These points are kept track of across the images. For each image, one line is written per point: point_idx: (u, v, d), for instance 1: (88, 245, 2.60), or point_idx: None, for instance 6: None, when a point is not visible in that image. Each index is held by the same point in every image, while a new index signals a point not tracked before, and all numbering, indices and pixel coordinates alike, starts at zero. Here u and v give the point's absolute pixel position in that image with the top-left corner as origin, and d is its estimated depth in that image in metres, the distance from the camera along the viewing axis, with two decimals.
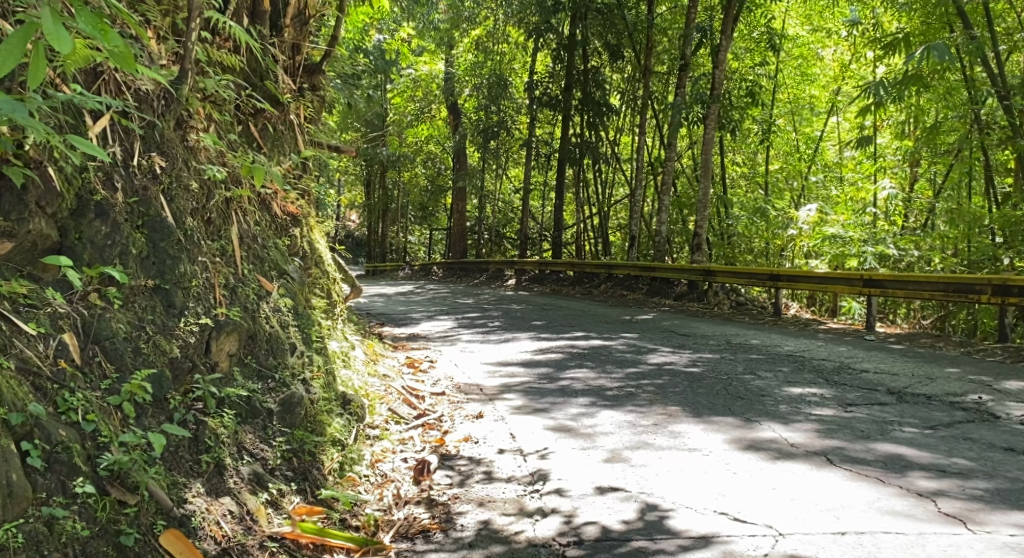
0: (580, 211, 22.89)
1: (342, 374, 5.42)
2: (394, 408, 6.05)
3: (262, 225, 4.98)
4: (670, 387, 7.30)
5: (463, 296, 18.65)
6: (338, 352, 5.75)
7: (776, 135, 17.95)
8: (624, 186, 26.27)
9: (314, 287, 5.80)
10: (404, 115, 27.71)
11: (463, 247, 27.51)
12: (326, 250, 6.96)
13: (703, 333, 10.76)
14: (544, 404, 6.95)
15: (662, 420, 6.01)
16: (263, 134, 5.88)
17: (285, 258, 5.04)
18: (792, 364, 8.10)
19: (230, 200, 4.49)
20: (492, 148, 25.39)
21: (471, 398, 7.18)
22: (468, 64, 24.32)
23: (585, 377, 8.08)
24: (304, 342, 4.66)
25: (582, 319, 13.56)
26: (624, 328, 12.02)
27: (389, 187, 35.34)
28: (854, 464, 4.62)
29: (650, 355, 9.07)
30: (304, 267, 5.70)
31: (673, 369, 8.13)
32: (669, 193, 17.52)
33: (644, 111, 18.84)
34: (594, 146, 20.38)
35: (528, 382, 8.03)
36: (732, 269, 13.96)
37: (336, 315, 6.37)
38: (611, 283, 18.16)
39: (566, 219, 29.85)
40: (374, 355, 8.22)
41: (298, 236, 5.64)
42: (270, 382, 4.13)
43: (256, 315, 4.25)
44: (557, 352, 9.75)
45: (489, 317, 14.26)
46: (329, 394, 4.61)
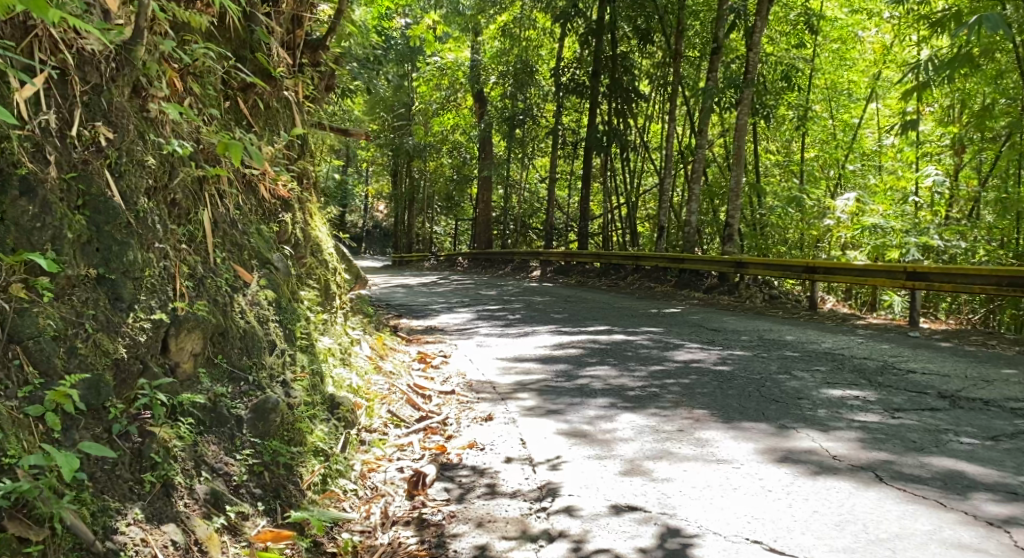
0: (608, 201, 22.32)
1: (335, 373, 4.94)
2: (395, 410, 5.57)
3: (243, 209, 4.51)
4: (697, 387, 6.74)
5: (486, 287, 18.16)
6: (333, 348, 5.27)
7: (812, 121, 17.23)
8: (654, 175, 25.59)
9: (307, 279, 5.32)
10: (429, 103, 27.26)
11: (488, 237, 27.01)
12: (327, 239, 6.51)
13: (735, 328, 10.17)
14: (559, 406, 6.44)
15: (689, 425, 5.48)
16: (253, 111, 5.42)
17: (270, 247, 4.56)
18: (831, 362, 7.51)
19: (204, 180, 4.03)
20: (518, 137, 24.83)
21: (482, 397, 6.69)
22: (494, 50, 23.77)
23: (606, 375, 7.55)
24: (287, 339, 4.18)
25: (607, 312, 13.00)
26: (650, 323, 11.45)
27: (415, 177, 34.92)
28: (907, 483, 4.05)
29: (677, 352, 8.52)
30: (297, 257, 5.23)
31: (701, 367, 7.57)
32: (699, 181, 16.89)
33: (675, 96, 18.20)
34: (622, 134, 19.77)
35: (544, 380, 7.52)
36: (765, 261, 13.32)
37: (334, 309, 5.91)
38: (639, 275, 17.57)
39: (594, 209, 29.27)
40: (382, 351, 7.75)
41: (289, 222, 5.17)
42: (243, 385, 3.67)
43: (228, 310, 3.78)
44: (578, 347, 9.22)
45: (510, 309, 13.76)
46: (313, 398, 4.13)
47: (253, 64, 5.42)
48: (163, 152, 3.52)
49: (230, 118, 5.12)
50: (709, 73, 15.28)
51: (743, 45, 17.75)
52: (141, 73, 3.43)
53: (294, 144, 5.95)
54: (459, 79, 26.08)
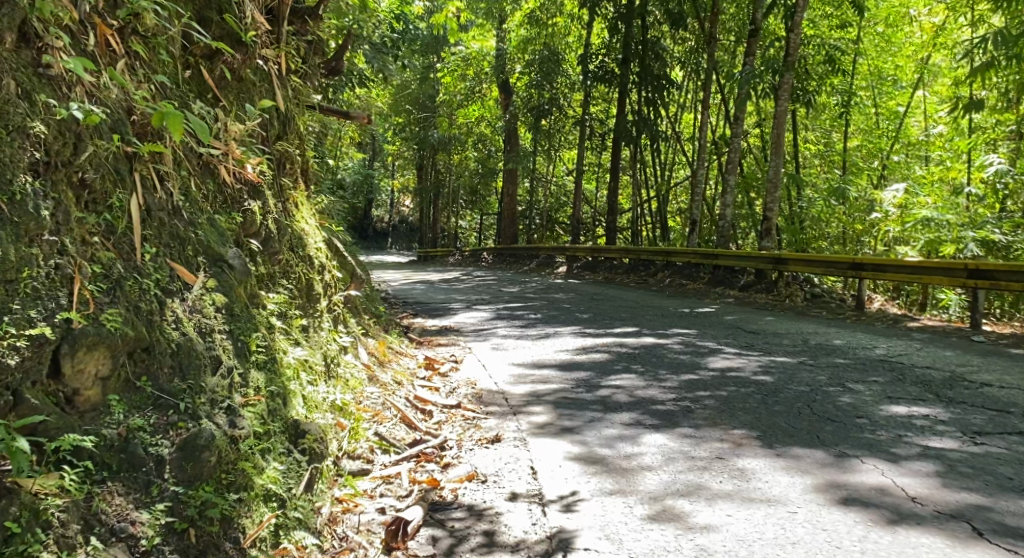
0: (637, 195, 21.41)
1: (309, 390, 4.18)
2: (386, 431, 4.80)
3: (193, 197, 3.77)
4: (737, 401, 5.88)
5: (509, 284, 17.36)
6: (310, 361, 4.49)
7: (856, 108, 16.20)
8: (685, 168, 24.61)
9: (279, 279, 4.56)
10: (454, 95, 26.44)
11: (513, 232, 26.24)
12: (314, 234, 5.77)
13: (775, 330, 9.28)
14: (575, 422, 5.63)
15: (727, 451, 4.65)
16: (222, 84, 4.75)
17: (226, 242, 3.81)
18: (890, 372, 6.61)
19: (136, 157, 3.30)
20: (545, 128, 23.98)
21: (491, 411, 5.91)
22: (520, 39, 22.92)
23: (632, 386, 6.72)
24: (237, 354, 3.41)
25: (634, 311, 12.17)
26: (682, 324, 10.59)
27: (440, 169, 34.18)
28: (1015, 541, 3.31)
29: (711, 358, 7.67)
30: (268, 253, 4.47)
31: (739, 378, 6.71)
32: (735, 173, 15.96)
33: (708, 84, 17.26)
34: (653, 123, 18.84)
35: (560, 391, 6.70)
36: (805, 257, 12.40)
37: (318, 313, 5.16)
38: (670, 272, 16.68)
39: (622, 203, 28.42)
40: (384, 358, 6.97)
41: (257, 212, 4.42)
42: (171, 415, 2.91)
43: (154, 321, 3.01)
44: (601, 352, 8.40)
45: (533, 308, 12.96)
46: (270, 427, 3.38)
47: (218, 29, 4.71)
48: (60, 118, 2.84)
49: (188, 91, 4.39)
50: (745, 57, 14.36)
51: (782, 28, 16.77)
52: (29, 16, 2.82)
53: (275, 125, 5.24)
54: (484, 70, 25.26)
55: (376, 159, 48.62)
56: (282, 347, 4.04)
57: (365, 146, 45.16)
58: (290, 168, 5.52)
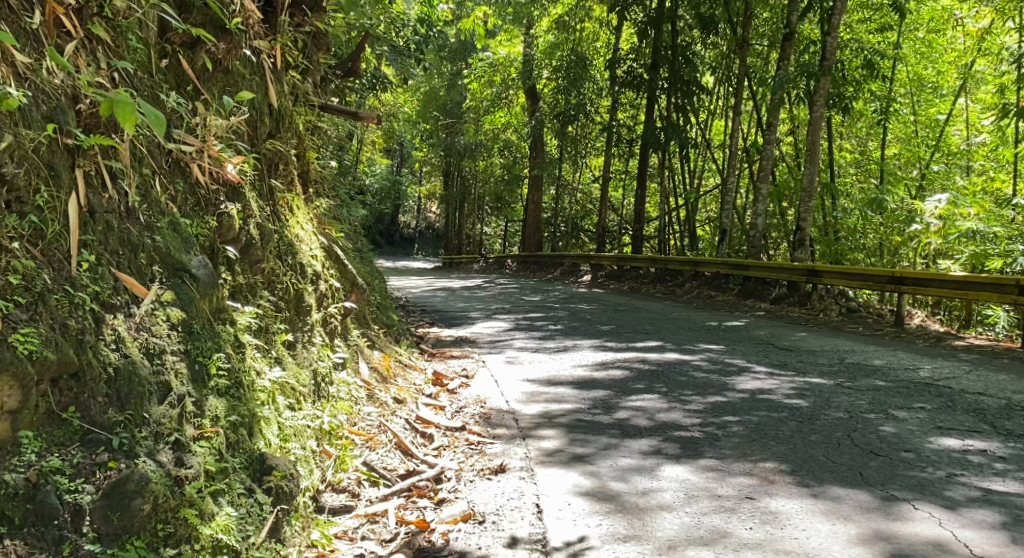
0: (665, 203, 20.85)
1: (287, 415, 3.75)
2: (377, 459, 4.35)
3: (156, 199, 3.34)
4: (768, 427, 5.36)
5: (531, 293, 16.89)
6: (292, 382, 4.05)
7: (896, 115, 15.54)
8: (715, 176, 24.00)
9: (260, 290, 4.12)
10: (480, 100, 25.98)
11: (538, 240, 25.80)
12: (310, 239, 5.33)
13: (809, 348, 8.72)
14: (589, 450, 5.14)
15: (755, 488, 4.15)
16: (204, 76, 4.33)
17: (191, 249, 3.38)
18: (939, 397, 6.04)
19: (81, 151, 2.89)
20: (572, 135, 23.47)
21: (498, 435, 5.44)
22: (547, 44, 22.41)
23: (652, 409, 6.21)
24: (193, 378, 2.96)
25: (660, 324, 11.66)
26: (709, 338, 10.06)
27: (466, 175, 33.79)
28: None
29: (740, 379, 7.14)
30: (248, 262, 4.05)
31: (771, 400, 6.17)
32: (767, 181, 15.37)
33: (740, 90, 16.69)
34: (682, 130, 18.29)
35: (575, 412, 6.21)
36: (841, 269, 11.81)
37: (308, 327, 4.71)
38: (698, 282, 16.12)
39: (650, 211, 27.87)
40: (388, 374, 6.52)
41: (236, 215, 3.98)
42: (100, 453, 2.49)
43: (87, 342, 2.59)
44: (621, 369, 7.90)
45: (554, 318, 12.49)
46: (228, 463, 2.93)
47: (200, 16, 4.29)
48: None
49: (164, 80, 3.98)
50: (779, 62, 13.79)
51: (818, 30, 16.15)
52: None
53: (266, 122, 4.81)
54: (510, 75, 24.79)
55: (403, 164, 48.35)
56: (257, 368, 3.60)
57: (392, 151, 44.89)
58: (285, 169, 5.09)
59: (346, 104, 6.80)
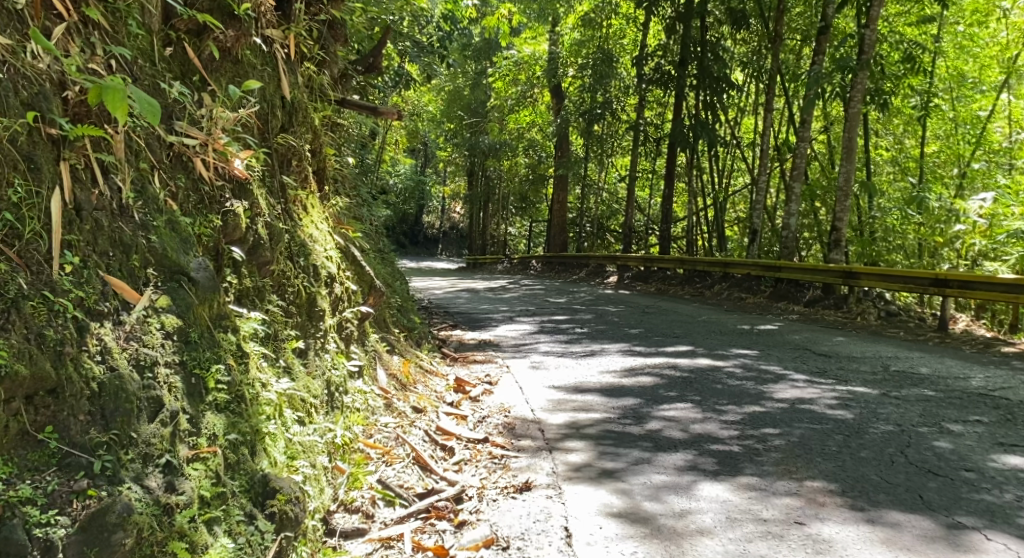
0: (693, 203, 20.47)
1: (296, 431, 3.49)
2: (391, 475, 4.09)
3: (153, 195, 3.08)
4: (813, 441, 5.05)
5: (556, 294, 16.60)
6: (302, 394, 3.78)
7: (936, 111, 15.06)
8: (745, 175, 23.55)
9: (268, 294, 3.87)
10: (504, 99, 25.71)
11: (563, 240, 25.50)
12: (325, 240, 5.08)
13: (850, 354, 8.38)
14: (619, 465, 4.86)
15: (801, 511, 3.85)
16: (211, 65, 4.07)
17: (190, 250, 3.11)
18: (995, 409, 5.68)
19: (67, 142, 2.63)
20: (597, 133, 23.12)
21: (522, 447, 5.16)
22: (572, 41, 22.07)
23: (686, 420, 5.91)
24: (189, 391, 2.70)
25: (690, 327, 11.33)
26: (743, 343, 9.74)
27: (491, 175, 33.57)
28: None
29: (778, 388, 6.84)
30: (255, 264, 3.79)
31: (813, 412, 5.85)
32: (800, 181, 14.99)
33: (772, 87, 16.30)
34: (711, 128, 17.91)
35: (604, 423, 5.93)
36: (879, 271, 11.43)
37: (321, 334, 4.45)
38: (728, 284, 15.75)
39: (677, 211, 27.48)
40: (407, 382, 6.25)
41: (242, 214, 3.71)
42: (78, 479, 2.23)
43: (67, 354, 2.33)
44: (651, 378, 7.62)
45: (580, 320, 12.19)
46: (226, 487, 2.66)
47: (207, 1, 4.03)
48: None
49: (166, 69, 3.71)
50: (814, 57, 13.44)
51: (854, 24, 15.74)
52: None
53: (277, 115, 4.56)
54: (536, 73, 24.48)
55: (428, 164, 48.16)
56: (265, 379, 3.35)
57: (416, 151, 44.71)
58: (299, 165, 4.84)
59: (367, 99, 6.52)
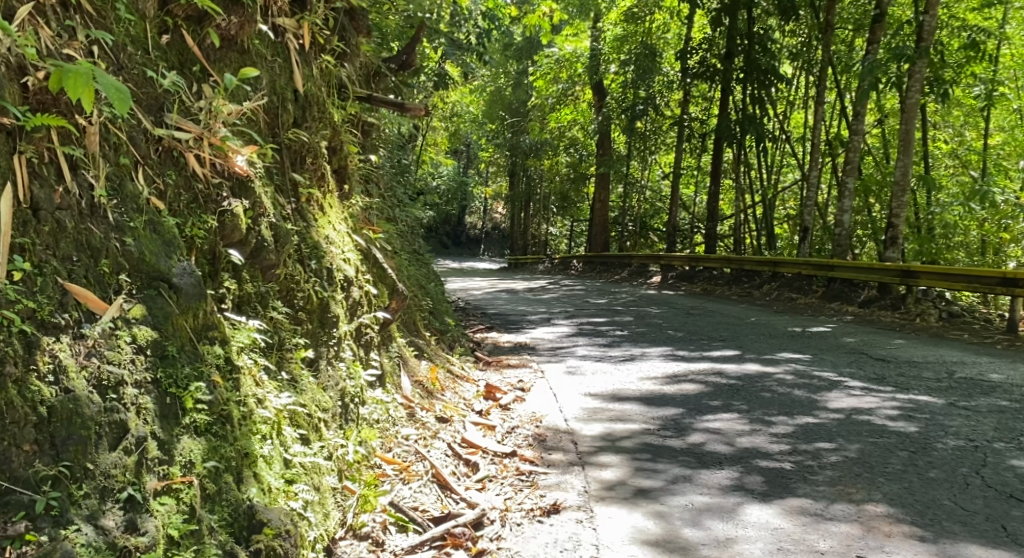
0: (740, 200, 19.96)
1: (298, 446, 3.18)
2: (405, 493, 3.79)
3: (133, 192, 2.76)
4: (873, 457, 4.70)
5: (597, 295, 16.25)
6: (309, 408, 3.46)
7: (1001, 101, 14.37)
8: (795, 170, 22.96)
9: (271, 300, 3.54)
10: (545, 97, 25.41)
11: (605, 239, 25.16)
12: (343, 242, 4.77)
13: (916, 361, 8.16)
14: (656, 484, 4.53)
15: (859, 540, 3.53)
16: (216, 56, 3.74)
17: (175, 253, 2.80)
18: None
19: (22, 135, 2.37)
20: (641, 131, 22.69)
21: (552, 465, 4.82)
22: (614, 36, 21.67)
23: (731, 433, 5.62)
24: (163, 413, 2.41)
25: (737, 329, 10.95)
26: (795, 348, 9.39)
27: (532, 175, 33.27)
28: None
29: (832, 400, 6.60)
30: (258, 267, 3.48)
31: (872, 425, 5.50)
32: (854, 176, 14.54)
33: (823, 78, 15.79)
34: (759, 121, 17.40)
35: (643, 436, 5.63)
36: (940, 270, 11.02)
37: (338, 343, 4.15)
38: (777, 284, 15.24)
39: (725, 209, 26.92)
40: (433, 390, 5.93)
41: (242, 214, 3.38)
42: (16, 519, 2.00)
43: (9, 375, 2.08)
44: (694, 386, 7.29)
45: (622, 322, 11.86)
46: (200, 525, 2.38)
47: None
48: None
49: (161, 60, 3.34)
50: (867, 46, 13.02)
51: (910, 12, 15.18)
52: None
53: (289, 109, 4.23)
54: (577, 71, 24.14)
55: (470, 165, 48.01)
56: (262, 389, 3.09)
57: (456, 152, 44.56)
58: (314, 162, 4.52)
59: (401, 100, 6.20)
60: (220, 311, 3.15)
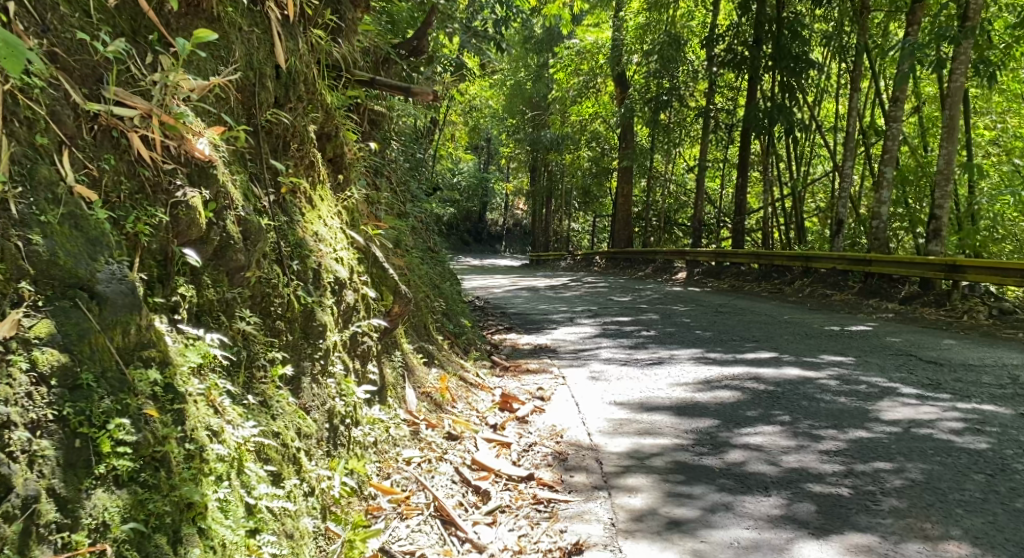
0: (768, 193, 19.29)
1: (262, 478, 2.65)
2: (400, 536, 3.34)
3: (45, 178, 2.24)
4: (945, 485, 4.31)
5: (621, 292, 15.68)
6: (281, 439, 2.92)
7: None
8: (825, 161, 22.29)
9: (240, 309, 3.00)
10: (567, 90, 24.81)
11: (628, 235, 24.57)
12: (337, 239, 4.23)
13: (977, 367, 7.67)
14: (691, 514, 4.00)
15: None
16: (180, 21, 3.18)
17: (103, 253, 2.32)
18: None
19: None
20: (664, 122, 22.05)
21: (575, 491, 4.27)
22: (638, 25, 21.04)
23: (774, 450, 5.04)
24: (67, 461, 2.01)
25: (771, 327, 10.39)
26: (836, 349, 8.83)
27: (554, 170, 32.69)
28: None
29: (885, 411, 6.03)
30: (223, 270, 2.95)
31: (939, 442, 5.09)
32: (892, 166, 13.97)
33: (857, 65, 15.16)
34: (789, 110, 16.75)
35: (673, 452, 5.07)
36: (988, 264, 10.45)
37: (328, 360, 3.63)
38: (809, 280, 14.60)
39: (752, 202, 26.22)
40: (442, 402, 5.40)
41: (202, 206, 2.81)
42: None
43: None
44: (730, 393, 6.71)
45: (649, 321, 11.31)
46: None
47: None
48: None
49: (103, 25, 2.73)
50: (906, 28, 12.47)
51: None
52: None
53: (268, 86, 3.69)
54: (599, 63, 23.53)
55: (489, 161, 47.40)
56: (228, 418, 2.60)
57: (474, 148, 43.90)
58: (300, 147, 3.98)
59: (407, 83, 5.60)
60: (170, 323, 2.62)
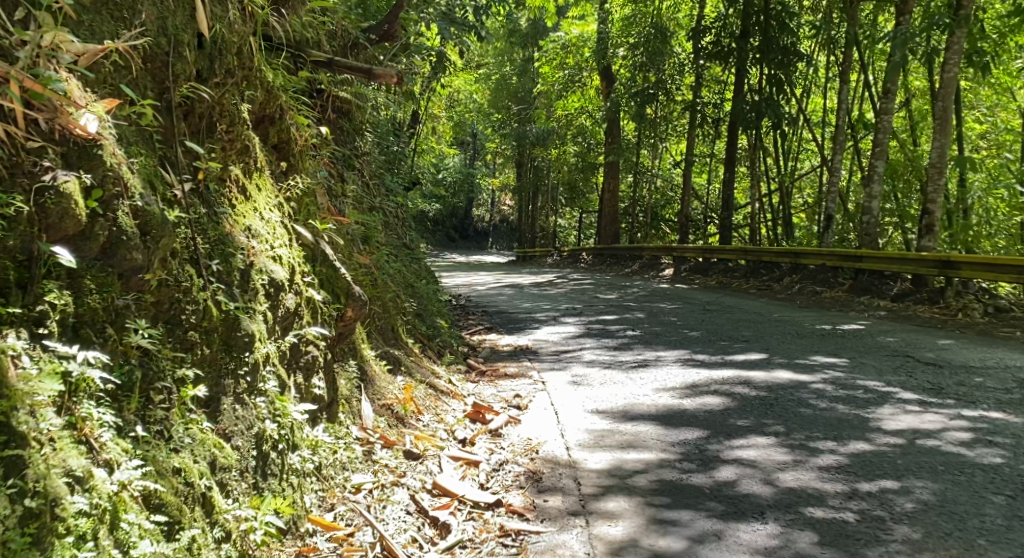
0: (756, 188, 18.86)
1: (149, 538, 2.25)
2: None
3: None
4: (962, 510, 3.80)
5: (606, 289, 15.20)
6: (179, 482, 2.44)
7: None
8: (814, 155, 21.88)
9: (134, 319, 2.48)
10: (552, 84, 24.32)
11: (615, 231, 24.12)
12: (276, 235, 3.71)
13: (977, 370, 7.20)
14: (676, 546, 3.53)
15: None
16: None
17: None
18: None
19: None
20: (650, 117, 21.61)
21: (548, 521, 3.79)
22: (623, 17, 20.57)
23: (769, 466, 4.53)
24: None
25: (761, 326, 9.92)
26: (828, 350, 8.36)
27: (540, 166, 32.17)
28: None
29: (886, 420, 5.53)
30: (113, 267, 2.43)
31: (950, 457, 4.57)
32: (883, 160, 13.56)
33: (847, 57, 14.74)
34: (777, 103, 16.32)
35: (658, 469, 4.58)
36: (983, 259, 10.03)
37: (257, 378, 3.12)
38: (798, 277, 14.17)
39: (739, 198, 25.80)
40: (406, 415, 4.89)
41: (78, 192, 2.33)
42: None
43: None
44: (719, 399, 6.22)
45: (634, 320, 10.83)
46: None
47: None
48: None
49: None
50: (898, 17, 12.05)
51: None
52: None
53: (187, 56, 3.18)
54: (584, 56, 23.03)
55: (476, 157, 46.79)
56: (106, 460, 2.23)
57: (460, 144, 43.31)
58: (229, 128, 3.49)
59: (367, 66, 5.11)
60: (32, 338, 2.18)
